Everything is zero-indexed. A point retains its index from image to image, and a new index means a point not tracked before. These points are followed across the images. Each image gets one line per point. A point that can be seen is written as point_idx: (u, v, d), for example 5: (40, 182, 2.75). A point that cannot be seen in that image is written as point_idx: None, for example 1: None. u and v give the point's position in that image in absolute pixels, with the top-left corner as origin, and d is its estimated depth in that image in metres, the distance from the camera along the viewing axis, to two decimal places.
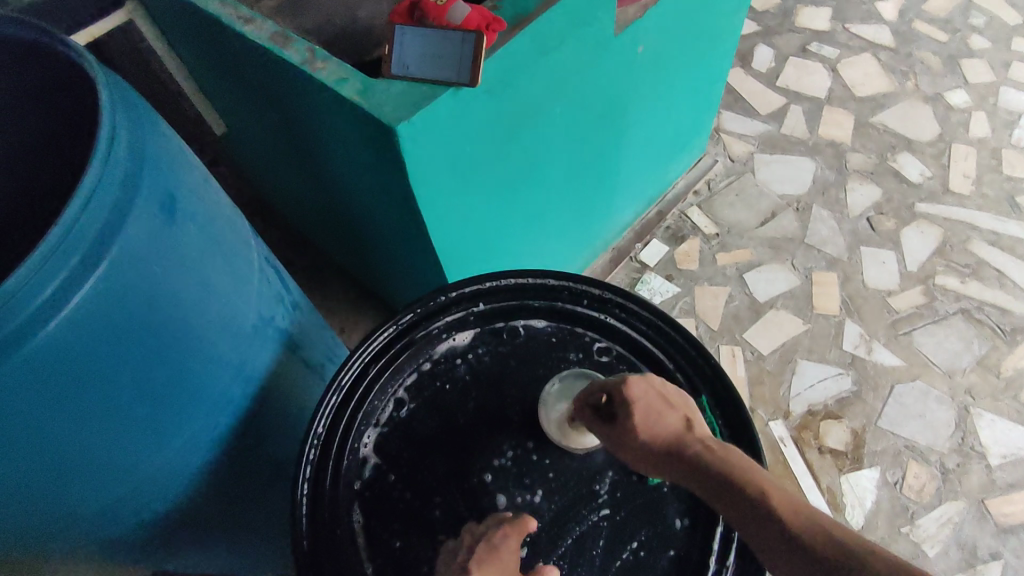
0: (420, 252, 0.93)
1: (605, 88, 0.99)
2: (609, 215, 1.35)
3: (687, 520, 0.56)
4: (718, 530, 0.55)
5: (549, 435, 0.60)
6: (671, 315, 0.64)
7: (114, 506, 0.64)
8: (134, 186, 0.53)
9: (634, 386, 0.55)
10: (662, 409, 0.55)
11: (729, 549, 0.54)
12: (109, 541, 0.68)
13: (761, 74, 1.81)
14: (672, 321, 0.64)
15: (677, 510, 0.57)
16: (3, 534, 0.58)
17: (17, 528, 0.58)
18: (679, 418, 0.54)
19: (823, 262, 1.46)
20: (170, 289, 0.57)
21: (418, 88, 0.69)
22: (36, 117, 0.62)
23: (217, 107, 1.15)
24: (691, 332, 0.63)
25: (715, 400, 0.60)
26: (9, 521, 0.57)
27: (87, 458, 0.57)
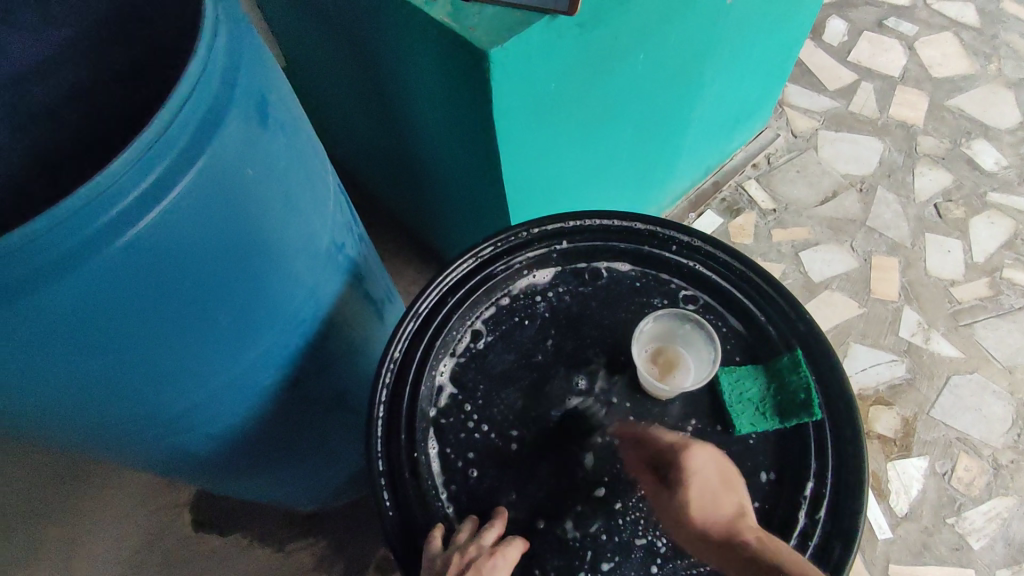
0: (487, 195, 0.91)
1: (690, 39, 0.94)
2: (668, 180, 1.31)
3: (773, 475, 0.54)
4: (808, 485, 0.53)
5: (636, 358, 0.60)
6: (763, 267, 0.62)
7: (183, 416, 0.63)
8: (231, 85, 0.51)
9: (696, 455, 0.49)
10: (719, 491, 0.49)
11: (819, 505, 0.52)
12: (174, 451, 0.68)
13: (832, 48, 1.73)
14: (765, 274, 0.61)
15: (763, 463, 0.55)
16: (77, 432, 0.59)
17: (93, 427, 0.58)
18: (735, 503, 0.48)
19: (884, 247, 1.41)
20: (257, 199, 0.56)
21: (513, 15, 0.66)
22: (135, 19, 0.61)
23: (278, 36, 1.12)
24: (784, 286, 0.60)
25: (808, 356, 0.57)
26: (87, 419, 0.57)
27: (163, 364, 0.56)
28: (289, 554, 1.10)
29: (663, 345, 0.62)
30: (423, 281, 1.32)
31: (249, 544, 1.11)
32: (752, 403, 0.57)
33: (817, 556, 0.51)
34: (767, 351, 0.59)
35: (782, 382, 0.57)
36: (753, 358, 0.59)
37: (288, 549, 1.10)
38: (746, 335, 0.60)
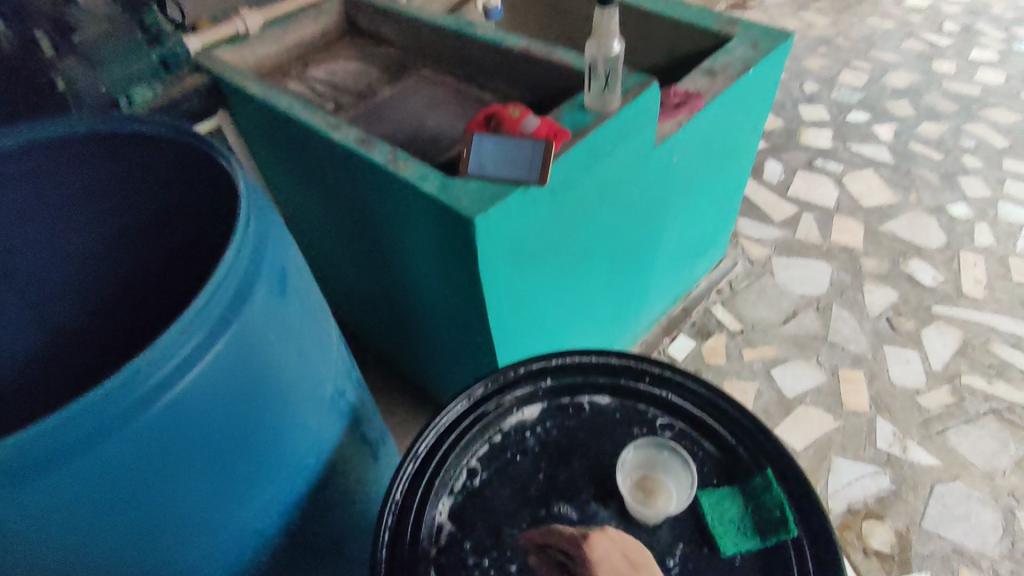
0: (475, 337, 0.98)
1: (646, 193, 1.09)
2: (641, 310, 1.42)
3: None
4: None
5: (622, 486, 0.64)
6: (729, 393, 0.68)
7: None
8: (259, 261, 0.61)
9: (597, 544, 0.56)
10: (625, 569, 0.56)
11: None
12: None
13: (772, 186, 1.96)
14: (731, 399, 0.68)
15: None
16: None
17: None
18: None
19: (848, 360, 1.50)
20: (276, 356, 0.62)
21: (493, 187, 0.78)
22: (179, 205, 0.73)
23: (281, 203, 1.26)
24: (749, 409, 0.67)
25: (778, 474, 0.62)
26: None
27: (180, 521, 0.59)
28: None
29: (645, 470, 0.67)
30: (413, 418, 1.35)
31: None
32: (734, 524, 0.60)
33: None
34: (742, 471, 0.64)
35: (759, 501, 0.61)
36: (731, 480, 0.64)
37: None
38: (721, 458, 0.65)
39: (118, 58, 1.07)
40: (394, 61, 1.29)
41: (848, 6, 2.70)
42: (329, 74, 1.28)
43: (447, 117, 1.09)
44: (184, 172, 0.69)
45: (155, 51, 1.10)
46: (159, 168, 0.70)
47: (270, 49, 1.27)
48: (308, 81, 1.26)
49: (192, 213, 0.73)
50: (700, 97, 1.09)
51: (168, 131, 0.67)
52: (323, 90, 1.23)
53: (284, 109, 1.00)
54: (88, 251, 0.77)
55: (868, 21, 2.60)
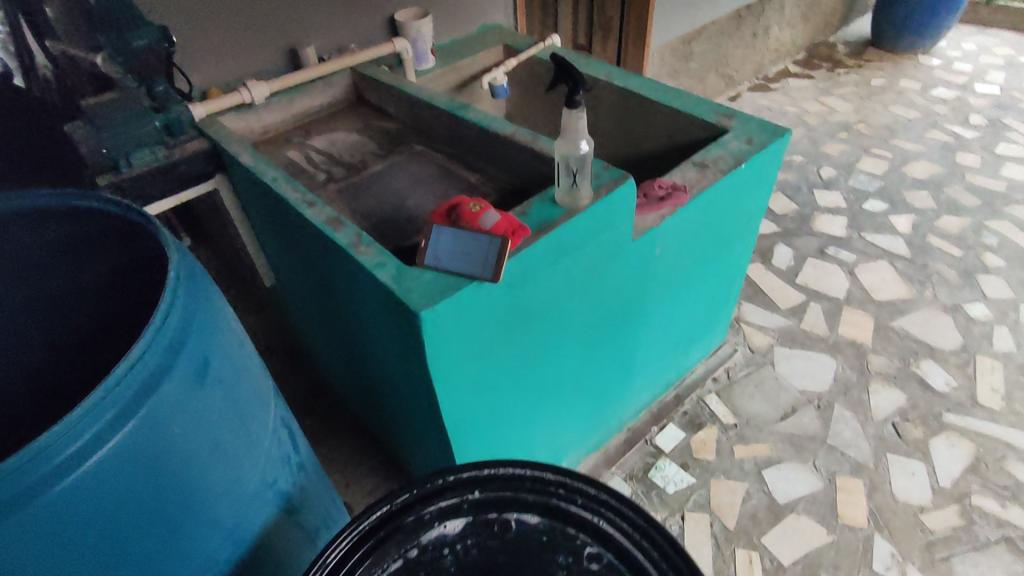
0: (432, 423, 0.96)
1: (624, 284, 1.08)
2: (625, 397, 1.37)
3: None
4: None
5: None
6: (666, 526, 0.63)
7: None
8: (176, 353, 0.60)
9: None
10: None
11: None
12: None
13: (781, 271, 1.91)
14: (667, 532, 0.63)
15: None
16: None
17: None
18: None
19: (847, 467, 1.40)
20: (184, 451, 0.61)
21: (446, 279, 0.77)
22: (138, 282, 0.74)
23: (273, 262, 1.30)
24: (685, 548, 0.61)
25: None
26: None
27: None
28: None
29: None
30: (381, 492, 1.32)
31: None
32: None
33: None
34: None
35: None
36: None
37: None
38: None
39: (127, 123, 1.11)
40: (392, 136, 1.32)
41: (872, 93, 2.69)
42: (328, 144, 1.32)
43: (429, 197, 1.10)
44: (144, 252, 0.71)
45: (160, 116, 1.14)
46: (122, 245, 0.72)
47: (278, 117, 1.35)
48: (306, 150, 1.30)
49: (148, 292, 0.74)
50: (685, 191, 1.07)
51: (127, 213, 0.68)
52: (319, 159, 1.27)
53: (268, 181, 1.02)
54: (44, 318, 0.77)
55: (891, 109, 2.59)
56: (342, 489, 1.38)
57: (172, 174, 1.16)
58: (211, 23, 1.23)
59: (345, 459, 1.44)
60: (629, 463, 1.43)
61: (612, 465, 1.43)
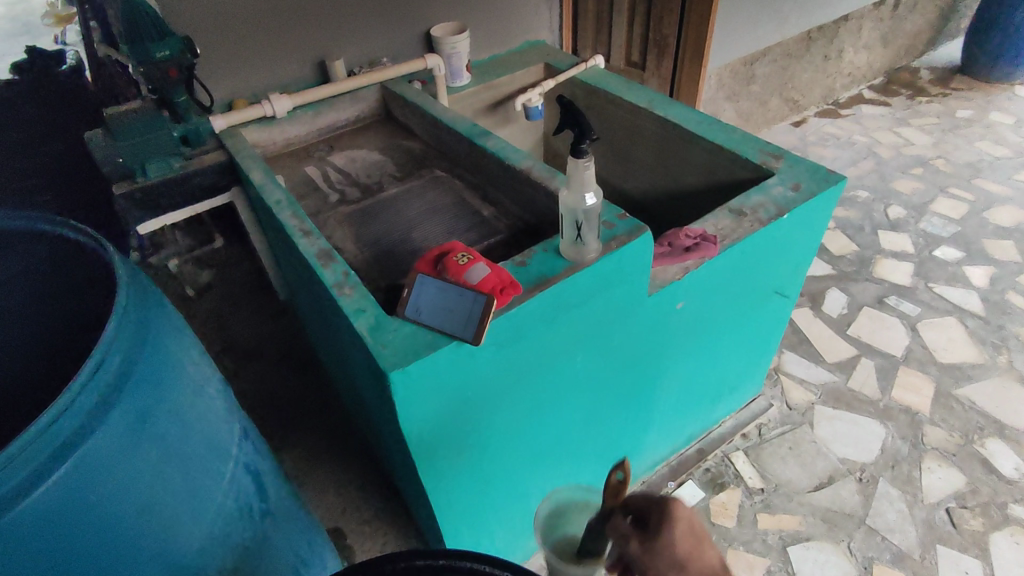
0: (414, 476, 0.90)
1: (639, 339, 0.98)
2: (639, 451, 1.27)
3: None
4: None
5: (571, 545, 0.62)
6: None
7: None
8: (101, 414, 0.55)
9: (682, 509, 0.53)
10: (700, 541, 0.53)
11: None
12: None
13: (832, 319, 1.74)
14: None
15: None
16: None
17: None
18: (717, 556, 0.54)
19: (887, 554, 1.25)
20: (106, 513, 0.57)
21: (424, 335, 0.71)
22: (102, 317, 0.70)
23: (286, 279, 1.28)
24: None
25: None
26: None
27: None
28: None
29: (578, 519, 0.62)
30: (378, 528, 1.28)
31: None
32: None
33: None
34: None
35: None
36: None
37: None
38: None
39: (143, 132, 1.08)
40: (414, 157, 1.27)
41: (956, 126, 2.45)
42: (348, 162, 1.28)
43: (437, 228, 1.04)
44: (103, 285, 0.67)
45: (178, 127, 1.15)
46: (91, 277, 0.68)
47: (301, 131, 1.32)
48: (325, 166, 1.27)
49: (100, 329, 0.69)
50: (716, 244, 0.97)
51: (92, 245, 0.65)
52: (336, 178, 1.23)
53: (272, 203, 0.99)
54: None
55: (977, 145, 2.34)
56: (337, 514, 1.35)
57: (186, 185, 1.15)
58: (240, 34, 1.21)
59: (346, 482, 1.40)
60: None
61: None
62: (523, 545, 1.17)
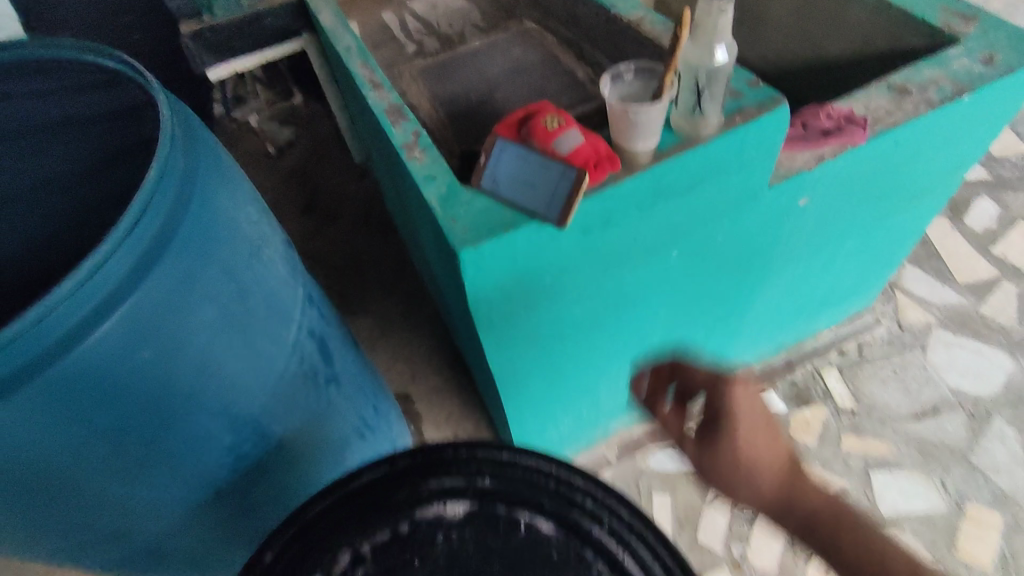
0: (482, 358, 0.86)
1: (749, 236, 0.85)
2: (721, 357, 1.18)
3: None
4: None
5: (610, 106, 0.62)
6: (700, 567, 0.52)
7: (96, 544, 0.66)
8: (146, 271, 0.52)
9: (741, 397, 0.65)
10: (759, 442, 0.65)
11: None
12: (97, 559, 0.69)
13: (974, 233, 1.49)
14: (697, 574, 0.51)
15: None
16: None
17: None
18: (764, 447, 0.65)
19: (986, 494, 1.15)
20: (162, 369, 0.55)
21: (500, 211, 0.62)
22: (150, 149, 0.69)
23: (361, 138, 1.20)
24: None
25: None
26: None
27: (53, 506, 0.58)
28: None
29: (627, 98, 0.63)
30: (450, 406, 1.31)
31: None
32: None
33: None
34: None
35: None
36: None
37: None
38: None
39: None
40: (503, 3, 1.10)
41: None
42: (428, 8, 1.12)
43: (524, 88, 0.90)
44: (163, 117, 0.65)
45: None
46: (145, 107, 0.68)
47: None
48: (403, 12, 1.12)
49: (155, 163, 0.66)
50: (864, 128, 0.79)
51: (140, 76, 0.62)
52: (415, 26, 1.09)
53: (341, 49, 0.89)
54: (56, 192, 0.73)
55: None
56: (405, 380, 1.37)
57: (255, 28, 1.06)
58: None
59: (415, 349, 1.41)
60: None
61: None
62: (588, 432, 1.16)
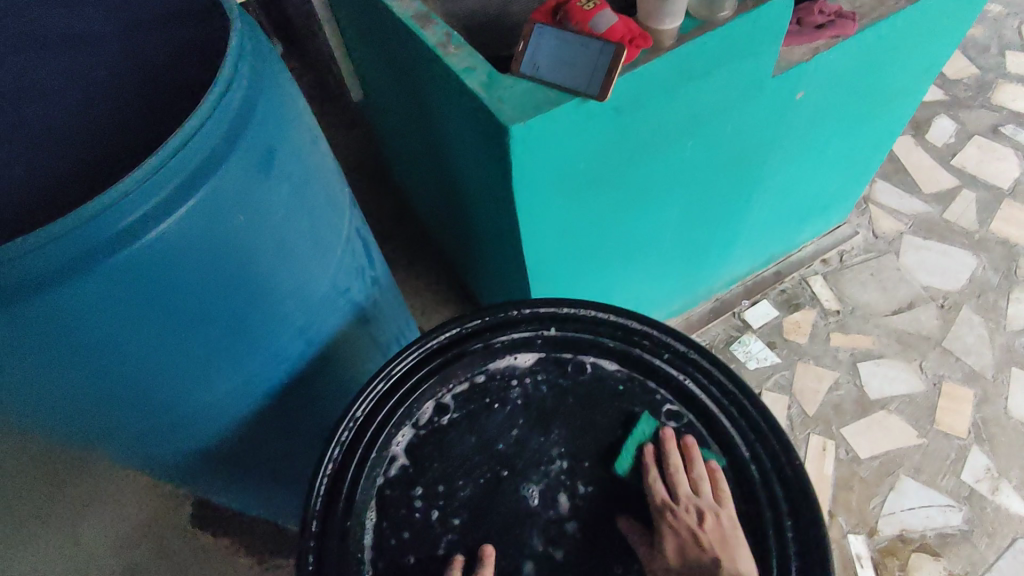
0: (512, 258, 0.92)
1: (752, 130, 0.92)
2: (719, 265, 1.26)
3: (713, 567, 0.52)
4: None
5: None
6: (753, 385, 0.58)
7: (168, 434, 0.67)
8: (234, 140, 0.52)
9: None
10: None
11: None
12: (166, 451, 0.70)
13: (935, 148, 1.61)
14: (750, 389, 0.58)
15: None
16: (67, 426, 0.59)
17: (77, 424, 0.59)
18: None
19: (959, 373, 1.27)
20: (247, 243, 0.56)
21: (543, 92, 0.66)
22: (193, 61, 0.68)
23: (362, 72, 1.20)
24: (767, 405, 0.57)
25: (785, 494, 0.53)
26: (74, 415, 0.58)
27: (134, 392, 0.58)
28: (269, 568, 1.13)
29: None
30: None
31: (236, 551, 1.12)
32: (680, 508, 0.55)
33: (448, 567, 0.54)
34: (818, 553, 0.50)
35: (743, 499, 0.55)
36: (762, 545, 0.52)
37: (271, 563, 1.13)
38: (761, 502, 0.54)
39: None
40: None
41: None
42: None
43: None
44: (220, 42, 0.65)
45: None
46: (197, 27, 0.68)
47: None
48: None
49: (202, 80, 0.68)
50: (854, 21, 0.86)
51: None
52: None
53: None
54: (76, 107, 0.72)
55: None
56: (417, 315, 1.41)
57: None
58: None
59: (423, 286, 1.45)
60: (711, 333, 1.35)
61: (693, 332, 1.35)
62: None
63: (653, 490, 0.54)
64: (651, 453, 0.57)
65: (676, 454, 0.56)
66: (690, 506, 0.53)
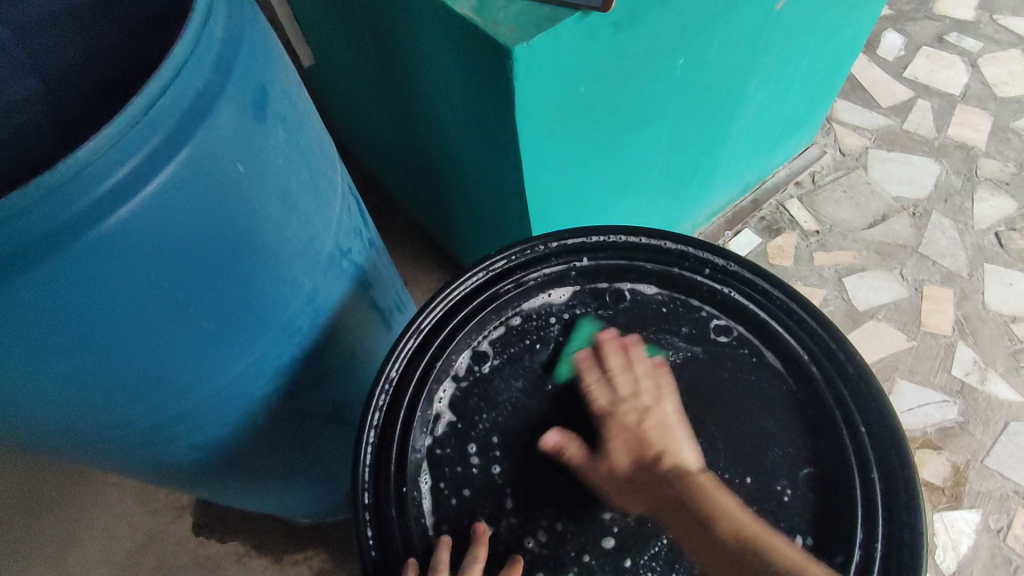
0: (508, 204, 0.88)
1: (738, 45, 0.89)
2: (703, 197, 1.26)
3: (722, 471, 0.54)
4: (856, 537, 0.50)
5: None
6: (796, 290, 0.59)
7: (178, 430, 0.59)
8: (222, 78, 0.45)
9: None
10: None
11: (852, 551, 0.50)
12: (175, 452, 0.62)
13: (888, 62, 1.64)
14: (797, 296, 0.59)
15: (783, 481, 0.54)
16: (62, 430, 0.52)
17: (74, 426, 0.52)
18: None
19: (937, 276, 1.31)
20: (249, 197, 0.50)
21: (541, 9, 0.61)
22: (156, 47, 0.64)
23: (306, 28, 1.10)
24: (813, 306, 0.58)
25: (840, 387, 0.55)
26: (71, 416, 0.51)
27: (137, 383, 0.51)
28: (285, 568, 1.05)
29: None
30: None
31: (246, 553, 1.07)
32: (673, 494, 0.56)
33: (434, 548, 0.51)
34: (892, 445, 0.52)
35: (799, 403, 0.56)
36: (835, 444, 0.54)
37: (285, 562, 1.06)
38: (827, 401, 0.55)
39: None
40: None
41: None
42: None
43: None
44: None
45: None
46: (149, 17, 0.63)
47: None
48: None
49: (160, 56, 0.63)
50: None
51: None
52: None
53: None
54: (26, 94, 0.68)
55: None
56: None
57: None
58: None
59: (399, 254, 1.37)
60: None
61: None
62: None
63: (591, 394, 0.56)
64: (707, 367, 0.58)
65: (616, 354, 0.57)
66: (632, 405, 0.55)
